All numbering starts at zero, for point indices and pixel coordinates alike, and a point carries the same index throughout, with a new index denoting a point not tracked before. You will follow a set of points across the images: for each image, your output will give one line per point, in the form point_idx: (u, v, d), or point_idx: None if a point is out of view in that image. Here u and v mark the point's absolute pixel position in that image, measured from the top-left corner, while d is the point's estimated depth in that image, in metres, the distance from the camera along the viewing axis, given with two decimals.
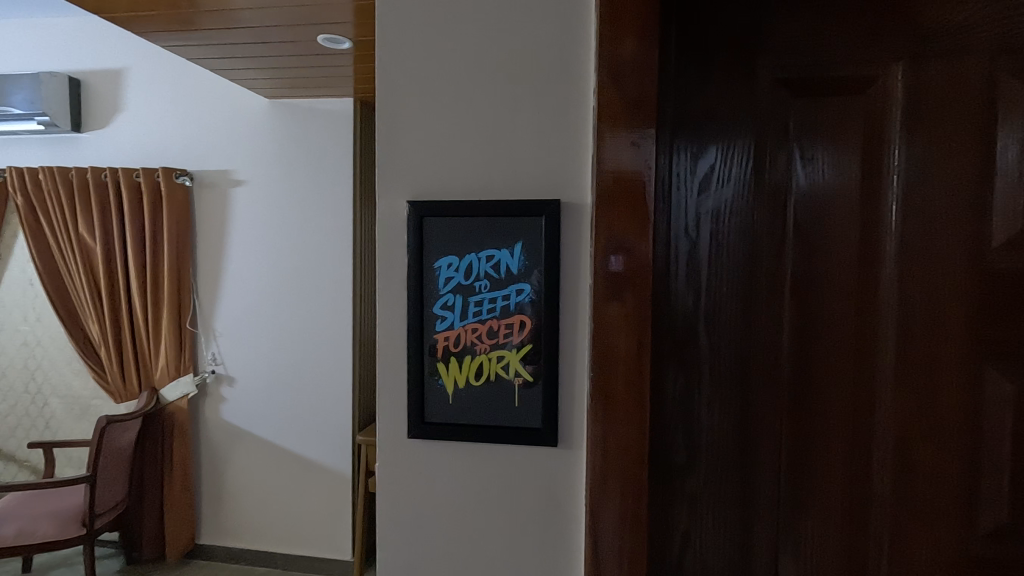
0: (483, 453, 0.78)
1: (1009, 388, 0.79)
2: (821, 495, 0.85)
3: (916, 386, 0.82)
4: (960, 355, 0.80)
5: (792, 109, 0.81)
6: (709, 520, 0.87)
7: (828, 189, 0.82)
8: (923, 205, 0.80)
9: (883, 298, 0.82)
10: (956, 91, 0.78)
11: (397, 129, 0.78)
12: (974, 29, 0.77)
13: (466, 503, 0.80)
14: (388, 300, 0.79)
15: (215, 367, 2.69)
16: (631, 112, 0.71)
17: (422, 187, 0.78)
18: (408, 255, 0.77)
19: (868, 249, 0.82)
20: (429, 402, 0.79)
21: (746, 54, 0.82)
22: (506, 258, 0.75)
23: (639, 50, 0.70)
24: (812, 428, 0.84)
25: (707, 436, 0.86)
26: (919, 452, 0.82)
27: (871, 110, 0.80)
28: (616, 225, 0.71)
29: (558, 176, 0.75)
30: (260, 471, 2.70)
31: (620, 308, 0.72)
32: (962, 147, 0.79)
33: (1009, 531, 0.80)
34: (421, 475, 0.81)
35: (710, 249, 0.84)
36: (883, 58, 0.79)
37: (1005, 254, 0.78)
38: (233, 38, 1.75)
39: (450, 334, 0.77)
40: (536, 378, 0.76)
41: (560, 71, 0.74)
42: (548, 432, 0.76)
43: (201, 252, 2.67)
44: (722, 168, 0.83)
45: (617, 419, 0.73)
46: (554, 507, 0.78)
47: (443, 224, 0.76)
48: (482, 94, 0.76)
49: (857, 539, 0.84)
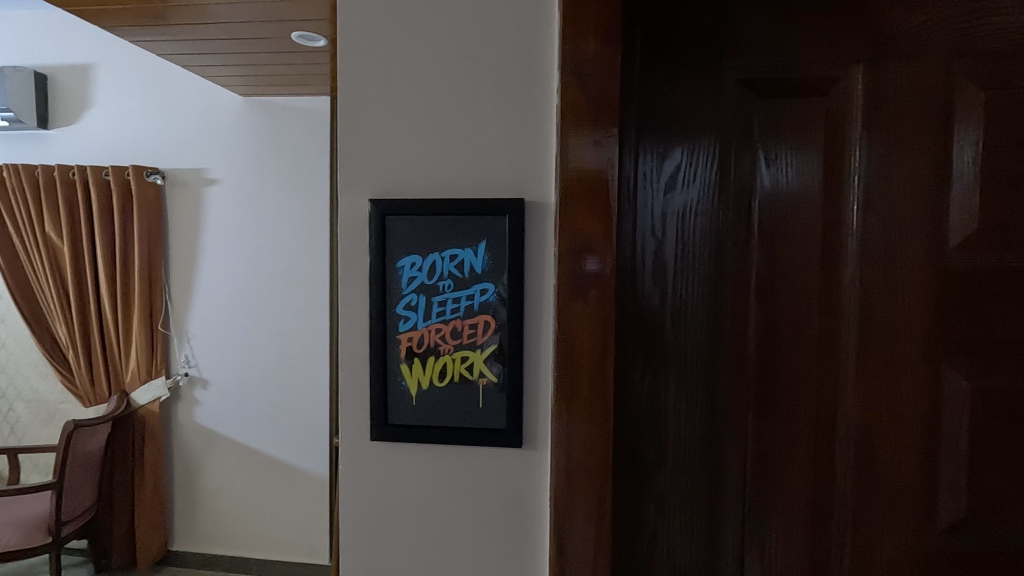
0: (448, 455, 0.78)
1: (966, 385, 0.81)
2: (786, 493, 0.85)
3: (878, 384, 0.83)
4: (919, 353, 0.82)
5: (755, 110, 0.82)
6: (677, 519, 0.87)
7: (792, 190, 0.82)
8: (883, 206, 0.81)
9: (845, 298, 0.83)
10: (914, 94, 0.79)
11: (360, 127, 0.77)
12: (931, 34, 0.79)
13: (431, 505, 0.79)
14: (351, 301, 0.78)
15: (187, 369, 2.64)
16: (594, 112, 0.70)
17: (384, 186, 0.77)
18: (371, 255, 0.76)
19: (831, 249, 0.83)
20: (393, 403, 0.78)
21: (710, 54, 0.82)
22: (469, 258, 0.74)
23: (602, 49, 0.70)
24: (777, 427, 0.85)
25: (674, 436, 0.86)
26: (880, 449, 0.83)
27: (832, 112, 0.81)
28: (579, 225, 0.71)
29: (522, 175, 0.74)
30: (234, 475, 2.65)
31: (584, 308, 0.72)
32: (920, 149, 0.80)
33: (967, 526, 0.82)
34: (386, 478, 0.79)
35: (675, 249, 0.84)
36: (844, 61, 0.80)
37: (961, 253, 0.80)
38: (205, 34, 1.71)
39: (413, 334, 0.76)
40: (500, 379, 0.75)
41: (524, 69, 0.74)
42: (512, 433, 0.75)
43: (173, 252, 2.61)
44: (688, 168, 0.83)
45: (581, 420, 0.73)
46: (519, 508, 0.77)
47: (406, 223, 0.75)
48: (445, 92, 0.75)
49: (821, 537, 0.85)
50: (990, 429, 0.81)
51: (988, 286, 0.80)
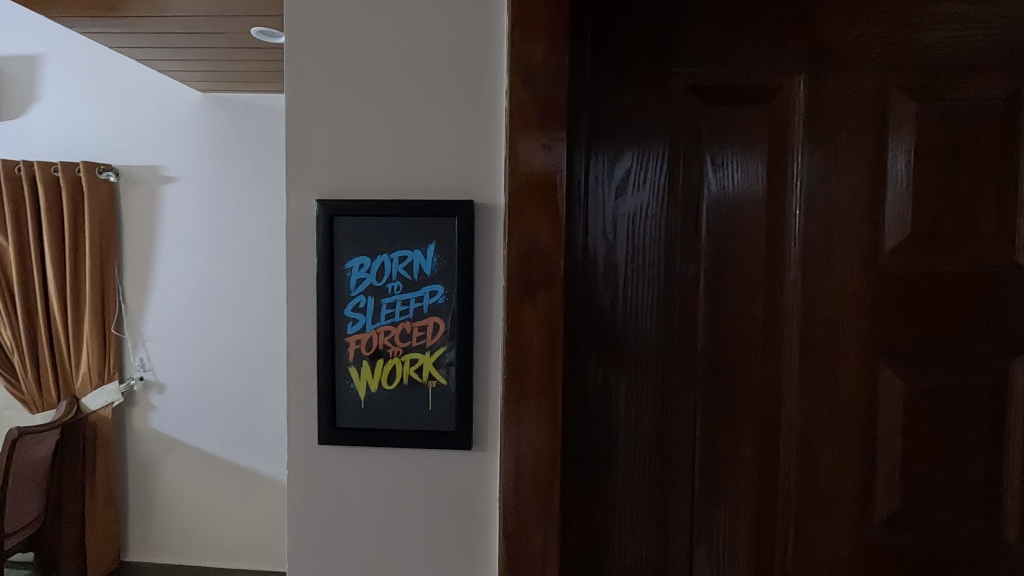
0: (397, 458, 0.77)
1: (901, 384, 0.84)
2: (733, 490, 0.87)
3: (818, 383, 0.85)
4: (857, 353, 0.85)
5: (703, 116, 0.84)
6: (627, 519, 0.88)
7: (738, 195, 0.84)
8: (824, 211, 0.84)
9: (788, 300, 0.85)
10: (850, 104, 0.83)
11: (308, 126, 0.76)
12: (867, 47, 0.82)
13: (380, 509, 0.78)
14: (298, 303, 0.77)
15: (142, 373, 2.55)
16: (543, 115, 0.71)
17: (333, 186, 0.76)
18: (318, 256, 0.75)
19: (775, 253, 0.85)
20: (341, 406, 0.76)
21: (660, 61, 0.83)
22: (418, 259, 0.74)
23: (550, 53, 0.70)
24: (724, 426, 0.87)
25: (625, 437, 0.87)
26: (821, 446, 0.86)
27: (776, 119, 0.84)
28: (528, 227, 0.71)
29: (472, 177, 0.74)
30: (192, 482, 2.58)
31: (533, 309, 0.72)
32: (858, 157, 0.83)
33: (901, 518, 0.85)
34: (334, 482, 0.78)
35: (626, 253, 0.85)
36: (787, 71, 0.83)
37: (895, 257, 0.84)
38: (161, 27, 1.66)
39: (362, 337, 0.75)
40: (449, 381, 0.75)
41: (474, 72, 0.74)
42: (461, 435, 0.75)
43: (127, 251, 2.52)
44: (638, 173, 0.85)
45: (530, 420, 0.73)
46: (469, 509, 0.77)
47: (355, 224, 0.74)
48: (395, 92, 0.74)
49: (766, 532, 0.87)
50: (922, 426, 0.84)
51: (921, 289, 0.83)
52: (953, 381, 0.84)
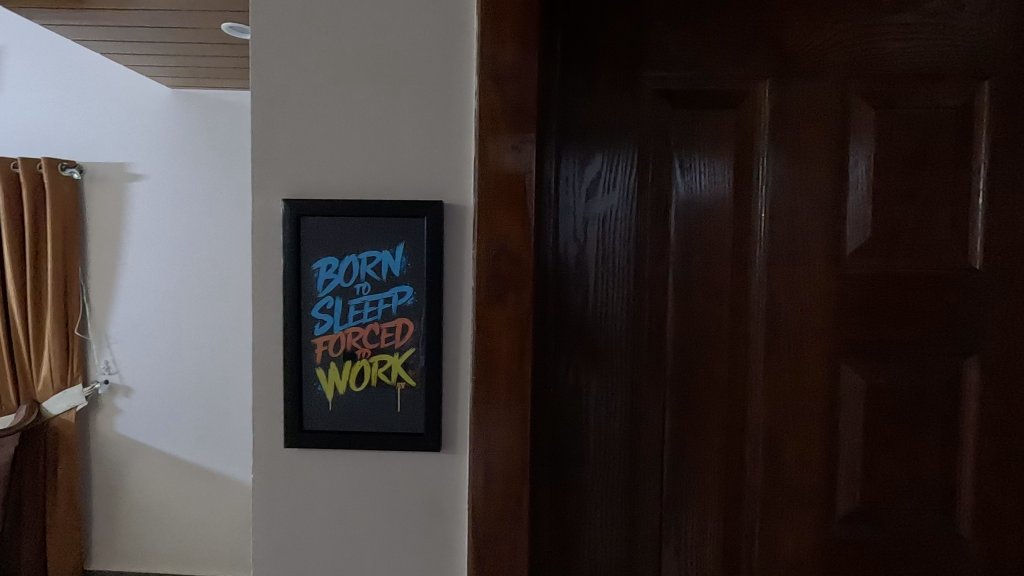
0: (365, 460, 0.76)
1: (862, 383, 0.87)
2: (701, 488, 0.89)
3: (783, 382, 0.87)
4: (820, 353, 0.87)
5: (671, 120, 0.85)
6: (598, 519, 0.89)
7: (705, 198, 0.86)
8: (788, 214, 0.86)
9: (754, 301, 0.87)
10: (813, 110, 0.85)
11: (274, 125, 0.74)
12: (830, 54, 0.84)
13: (347, 512, 0.77)
14: (264, 304, 0.76)
15: (108, 376, 2.47)
16: (512, 117, 0.71)
17: (300, 185, 0.75)
18: (284, 256, 0.74)
19: (741, 255, 0.87)
20: (307, 409, 0.75)
21: (629, 64, 0.84)
22: (386, 260, 0.73)
23: (520, 55, 0.70)
24: (692, 425, 0.88)
25: (595, 437, 0.88)
26: (785, 443, 0.88)
27: (742, 123, 0.85)
28: (497, 228, 0.72)
29: (441, 178, 0.74)
30: (159, 487, 2.51)
31: (503, 311, 0.72)
32: (821, 161, 0.85)
33: (862, 513, 0.88)
34: (300, 486, 0.77)
35: (596, 254, 0.86)
36: (753, 77, 0.85)
37: (856, 260, 0.86)
38: (127, 21, 1.62)
39: (329, 338, 0.74)
40: (418, 382, 0.74)
41: (443, 72, 0.73)
42: (430, 436, 0.75)
43: (91, 251, 2.45)
44: (608, 175, 0.85)
45: (499, 422, 0.73)
46: (438, 511, 0.77)
47: (322, 224, 0.73)
48: (363, 91, 0.74)
49: (732, 529, 0.89)
50: (881, 423, 0.87)
51: (880, 291, 0.86)
52: (911, 379, 0.86)
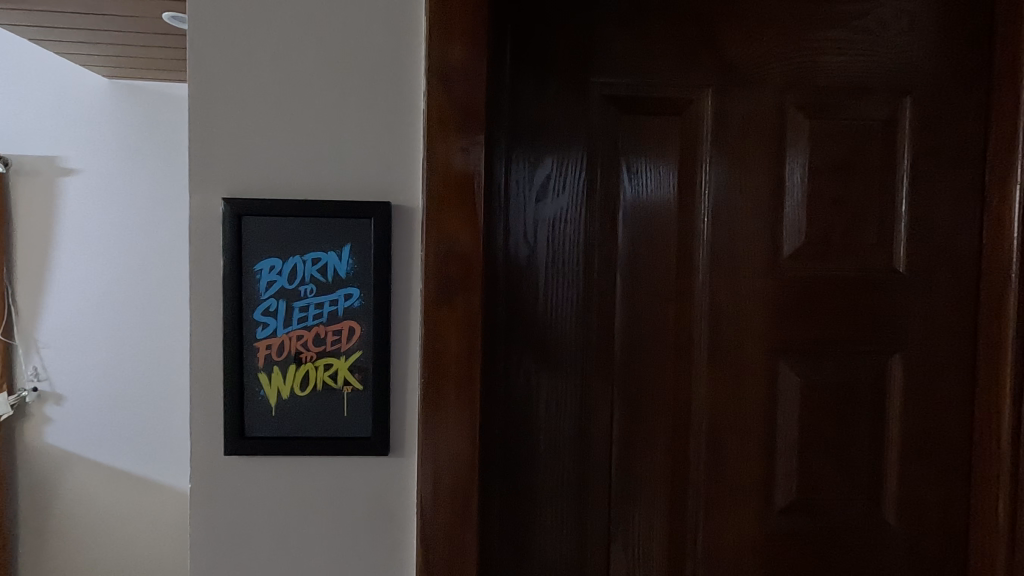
0: (309, 466, 0.75)
1: (797, 380, 0.91)
2: (647, 484, 0.91)
3: (725, 380, 0.90)
4: (759, 352, 0.91)
5: (619, 125, 0.87)
6: (548, 518, 0.90)
7: (651, 202, 0.88)
8: (729, 218, 0.89)
9: (698, 302, 0.90)
10: (753, 119, 0.88)
11: (213, 121, 0.72)
12: (767, 66, 0.88)
13: (291, 519, 0.75)
14: (202, 306, 0.73)
15: (36, 383, 2.32)
16: (461, 118, 0.71)
17: (241, 184, 0.72)
18: (224, 257, 0.71)
19: (685, 257, 0.89)
20: (249, 415, 0.73)
21: (578, 70, 0.86)
22: (332, 261, 0.72)
23: (468, 57, 0.71)
24: (640, 424, 0.90)
25: (546, 437, 0.89)
26: (726, 439, 0.91)
27: (686, 130, 0.88)
28: (446, 229, 0.71)
29: (389, 178, 0.73)
30: (94, 500, 2.38)
31: (451, 313, 0.72)
32: (760, 168, 0.89)
33: (798, 504, 0.92)
34: (242, 494, 0.75)
35: (546, 257, 0.87)
36: (696, 85, 0.88)
37: (792, 263, 0.90)
38: (59, 6, 1.52)
39: (272, 342, 0.72)
40: (365, 385, 0.73)
41: (390, 71, 0.73)
42: (378, 440, 0.74)
43: (17, 249, 2.28)
44: (558, 178, 0.86)
45: (448, 424, 0.73)
46: (386, 515, 0.76)
47: (264, 224, 0.71)
48: (309, 89, 0.72)
49: (677, 523, 0.92)
50: (815, 418, 0.91)
51: (814, 293, 0.90)
52: (842, 376, 0.91)
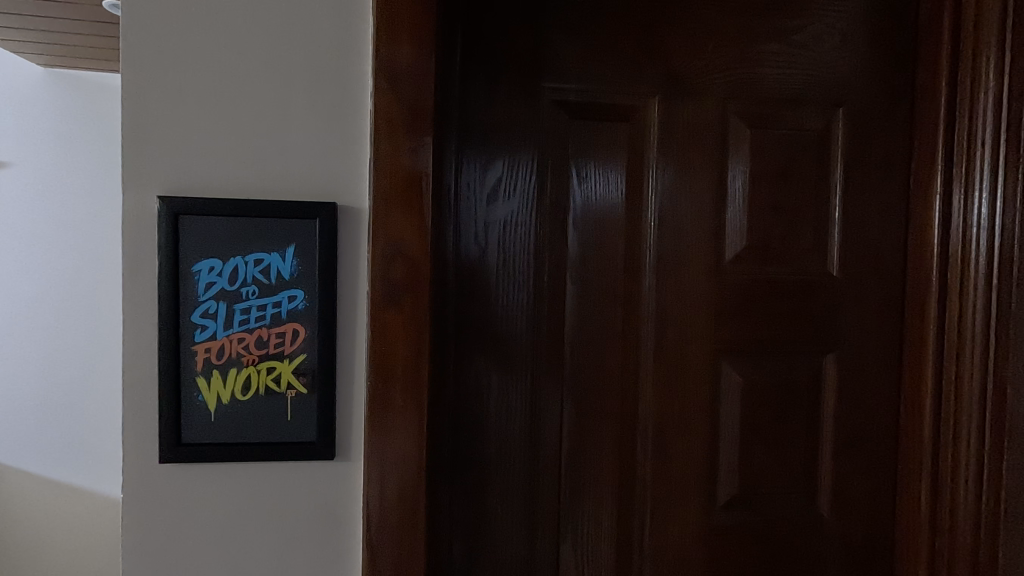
0: (252, 472, 0.73)
1: (738, 379, 0.94)
2: (596, 483, 0.92)
3: (671, 379, 0.93)
4: (703, 352, 0.94)
5: (569, 130, 0.88)
6: (498, 519, 0.90)
7: (601, 205, 0.90)
8: (675, 222, 0.92)
9: (645, 303, 0.92)
10: (697, 127, 0.91)
11: (147, 115, 0.69)
12: (712, 76, 0.91)
13: (231, 527, 0.73)
14: (136, 308, 0.70)
15: None
16: (408, 119, 0.71)
17: (178, 182, 0.70)
18: (160, 257, 0.69)
19: (632, 260, 0.91)
20: (186, 421, 0.71)
21: (529, 74, 0.87)
22: (276, 263, 0.70)
23: (416, 58, 0.70)
24: (589, 424, 0.92)
25: (496, 437, 0.89)
26: (672, 437, 0.94)
27: (634, 136, 0.90)
28: (393, 231, 0.71)
29: (334, 179, 0.72)
30: (27, 512, 2.26)
31: (399, 314, 0.71)
32: (705, 174, 0.92)
33: (739, 499, 0.95)
34: (178, 502, 0.72)
35: (497, 259, 0.87)
36: (644, 92, 0.90)
37: (734, 266, 0.94)
38: None
39: (211, 345, 0.70)
40: (309, 389, 0.72)
41: (336, 69, 0.72)
42: (323, 444, 0.72)
43: None
44: (508, 181, 0.87)
45: (395, 427, 0.72)
46: (331, 521, 0.74)
47: (203, 223, 0.69)
48: (250, 85, 0.70)
49: (625, 521, 0.93)
50: (756, 416, 0.95)
51: (755, 295, 0.94)
52: (781, 375, 0.95)
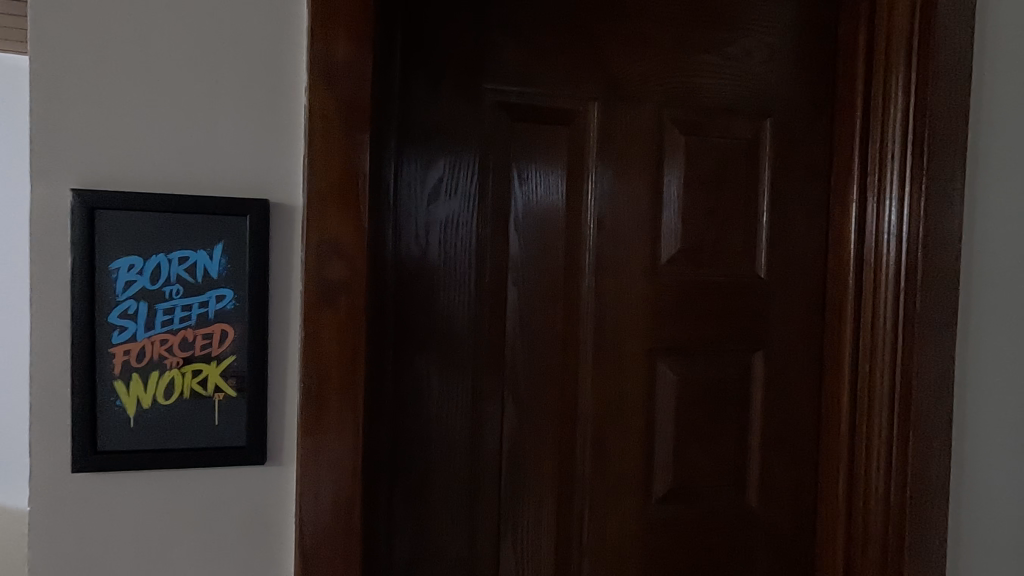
0: (176, 480, 0.69)
1: (673, 377, 0.98)
2: (536, 482, 0.93)
3: (608, 378, 0.95)
4: (640, 352, 0.96)
5: (511, 132, 0.89)
6: (438, 520, 0.89)
7: (541, 207, 0.91)
8: (614, 225, 0.94)
9: (584, 304, 0.94)
10: (635, 133, 0.94)
11: (60, 104, 0.65)
12: (649, 84, 0.94)
13: (152, 538, 0.69)
14: (46, 308, 0.66)
15: None
16: (344, 117, 0.69)
17: (95, 174, 0.66)
18: (73, 255, 0.64)
19: (572, 262, 0.93)
20: (102, 428, 0.67)
21: (471, 75, 0.87)
22: (203, 261, 0.67)
23: (353, 54, 0.69)
24: (529, 423, 0.93)
25: (436, 438, 0.89)
26: (610, 435, 0.96)
27: (574, 139, 0.92)
28: (328, 229, 0.69)
29: (267, 174, 0.70)
30: None
31: (334, 315, 0.70)
32: (642, 179, 0.95)
33: (673, 493, 0.99)
34: (94, 513, 0.68)
35: (438, 259, 0.87)
36: (584, 97, 0.92)
37: (670, 268, 0.97)
38: None
39: (130, 347, 0.66)
40: (238, 392, 0.70)
41: (268, 63, 0.70)
42: (253, 449, 0.70)
43: None
44: (449, 181, 0.87)
45: (330, 430, 0.71)
46: (262, 528, 0.72)
47: (122, 219, 0.66)
48: (175, 76, 0.67)
49: (565, 517, 0.95)
50: (689, 413, 0.98)
51: (689, 296, 0.97)
52: (712, 373, 0.99)
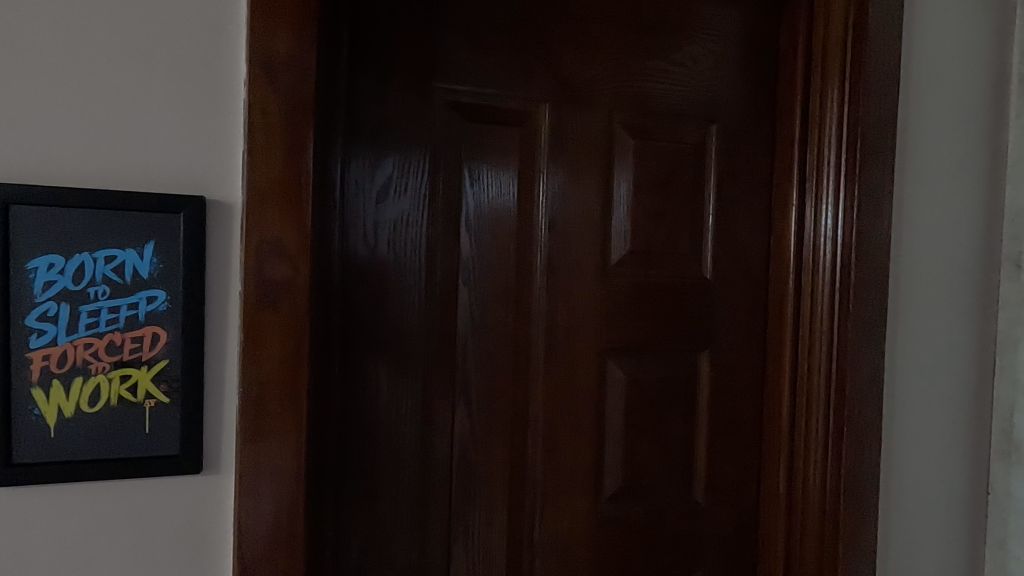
0: (102, 492, 0.65)
1: (623, 377, 0.99)
2: (487, 483, 0.93)
3: (560, 379, 0.96)
4: (590, 352, 0.97)
5: (462, 132, 0.88)
6: (388, 525, 0.88)
7: (492, 208, 0.90)
8: (565, 227, 0.95)
9: (536, 305, 0.94)
10: (585, 135, 0.95)
11: None
12: (599, 87, 0.95)
13: (75, 554, 0.65)
14: None
15: None
16: (286, 112, 0.67)
17: (11, 168, 0.62)
18: None
19: (524, 262, 0.93)
20: (19, 439, 0.62)
21: (422, 73, 0.86)
22: (132, 260, 0.64)
23: (295, 48, 0.67)
24: (481, 424, 0.92)
25: (385, 442, 0.87)
26: (561, 435, 0.96)
27: (526, 141, 0.92)
28: (269, 228, 0.67)
29: (204, 170, 0.67)
30: None
31: (276, 317, 0.68)
32: (593, 181, 0.96)
33: (623, 491, 1.00)
34: (9, 530, 0.63)
35: (386, 259, 0.85)
36: (535, 98, 0.92)
37: (620, 269, 0.98)
38: None
39: (50, 352, 0.62)
40: (172, 398, 0.66)
41: (205, 54, 0.66)
42: (187, 458, 0.67)
43: None
44: (399, 180, 0.85)
45: (271, 437, 0.68)
46: (197, 540, 0.69)
47: (40, 215, 0.61)
48: (102, 65, 0.64)
49: (517, 518, 0.95)
50: (639, 412, 1.00)
51: (638, 297, 0.99)
52: (660, 373, 1.01)
